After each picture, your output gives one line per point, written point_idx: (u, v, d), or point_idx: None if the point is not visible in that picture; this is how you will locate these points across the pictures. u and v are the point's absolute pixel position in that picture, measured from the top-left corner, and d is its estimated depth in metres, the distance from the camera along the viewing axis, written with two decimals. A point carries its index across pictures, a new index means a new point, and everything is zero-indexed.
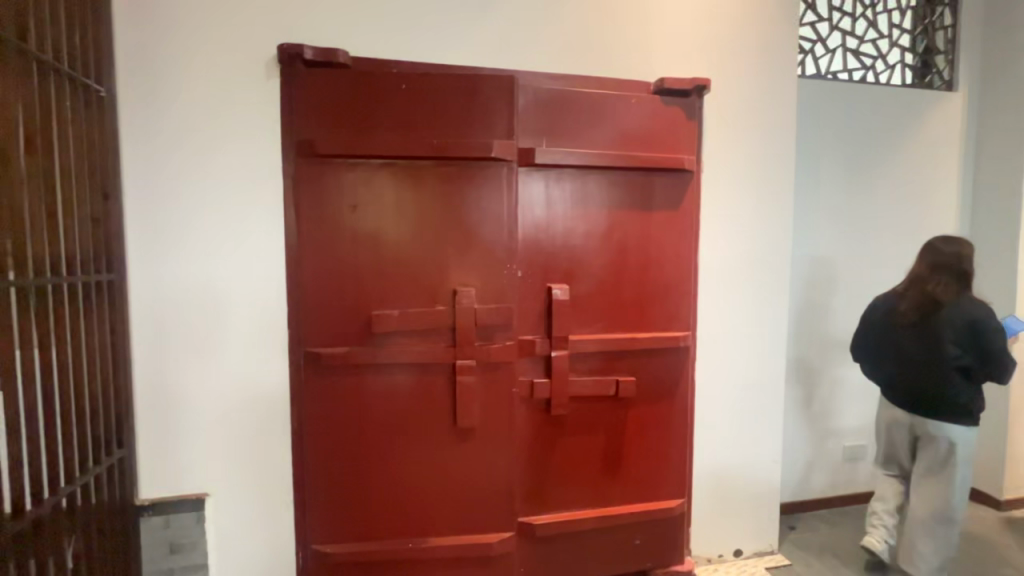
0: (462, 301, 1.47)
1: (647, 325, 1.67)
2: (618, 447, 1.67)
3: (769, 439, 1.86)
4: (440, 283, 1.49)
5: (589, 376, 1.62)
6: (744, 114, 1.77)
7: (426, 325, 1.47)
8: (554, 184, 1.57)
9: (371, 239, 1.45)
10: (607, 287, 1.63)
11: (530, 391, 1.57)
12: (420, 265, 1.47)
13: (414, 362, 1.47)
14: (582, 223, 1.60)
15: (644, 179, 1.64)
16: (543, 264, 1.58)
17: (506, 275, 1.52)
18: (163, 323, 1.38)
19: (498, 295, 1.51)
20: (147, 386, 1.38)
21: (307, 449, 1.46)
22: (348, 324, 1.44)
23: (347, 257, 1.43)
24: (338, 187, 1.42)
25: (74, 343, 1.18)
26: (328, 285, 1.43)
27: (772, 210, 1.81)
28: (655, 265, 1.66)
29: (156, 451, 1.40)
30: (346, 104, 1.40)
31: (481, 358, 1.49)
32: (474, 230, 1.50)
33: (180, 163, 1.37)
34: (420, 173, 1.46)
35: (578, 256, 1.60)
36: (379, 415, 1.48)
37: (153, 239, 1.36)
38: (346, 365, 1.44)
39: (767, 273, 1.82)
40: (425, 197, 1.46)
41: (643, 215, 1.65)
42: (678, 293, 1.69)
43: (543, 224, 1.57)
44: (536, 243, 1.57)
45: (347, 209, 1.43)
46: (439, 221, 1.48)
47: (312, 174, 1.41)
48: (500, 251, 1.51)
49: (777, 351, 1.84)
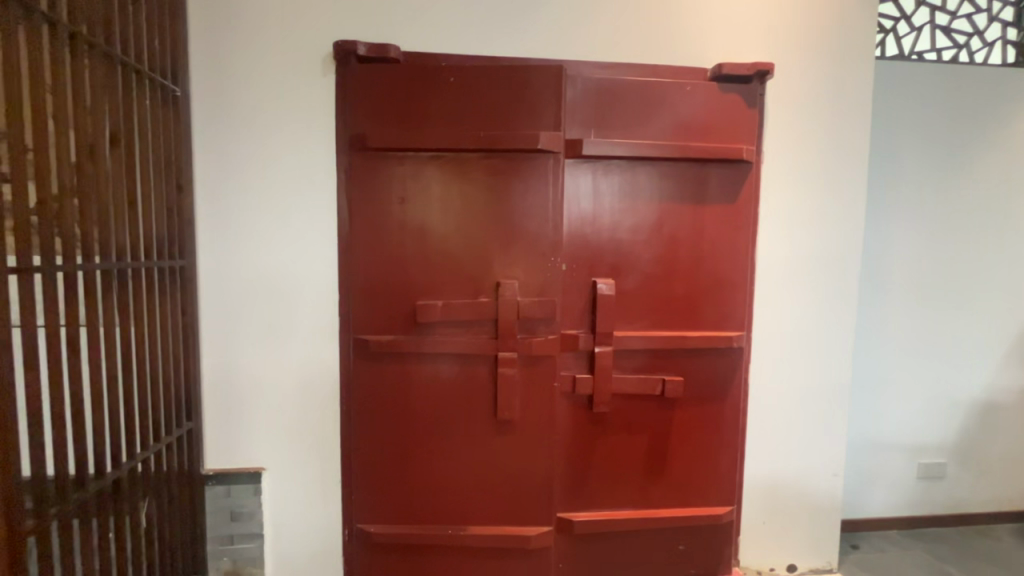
0: (505, 295, 1.47)
1: (697, 323, 1.60)
2: (662, 448, 1.62)
3: (829, 451, 1.73)
4: (484, 275, 1.49)
5: (633, 374, 1.57)
6: (810, 101, 1.64)
7: (469, 316, 1.48)
8: (602, 176, 1.54)
9: (419, 231, 1.48)
10: (654, 283, 1.58)
11: (572, 386, 1.54)
12: (465, 257, 1.49)
13: (456, 352, 1.48)
14: (630, 217, 1.56)
15: (697, 171, 1.57)
16: (590, 258, 1.55)
17: (550, 268, 1.50)
18: (228, 307, 1.48)
19: (542, 288, 1.50)
20: (212, 367, 1.49)
21: (354, 431, 1.52)
22: (395, 313, 1.49)
23: (396, 248, 1.48)
24: (388, 181, 1.46)
25: (145, 326, 1.28)
26: (378, 275, 1.48)
27: (841, 203, 1.67)
28: (708, 261, 1.59)
29: (219, 427, 1.51)
30: (396, 99, 1.44)
31: (523, 351, 1.48)
32: (520, 224, 1.49)
33: (245, 158, 1.45)
34: (466, 166, 1.47)
35: (626, 251, 1.56)
36: (423, 403, 1.51)
37: (221, 231, 1.46)
38: (393, 352, 1.49)
39: (833, 270, 1.68)
40: (471, 190, 1.48)
41: (695, 208, 1.58)
42: (730, 291, 1.61)
43: (591, 217, 1.54)
44: (582, 237, 1.54)
45: (396, 201, 1.47)
46: (485, 213, 1.48)
47: (364, 168, 1.46)
48: (545, 245, 1.50)
49: (843, 357, 1.71)
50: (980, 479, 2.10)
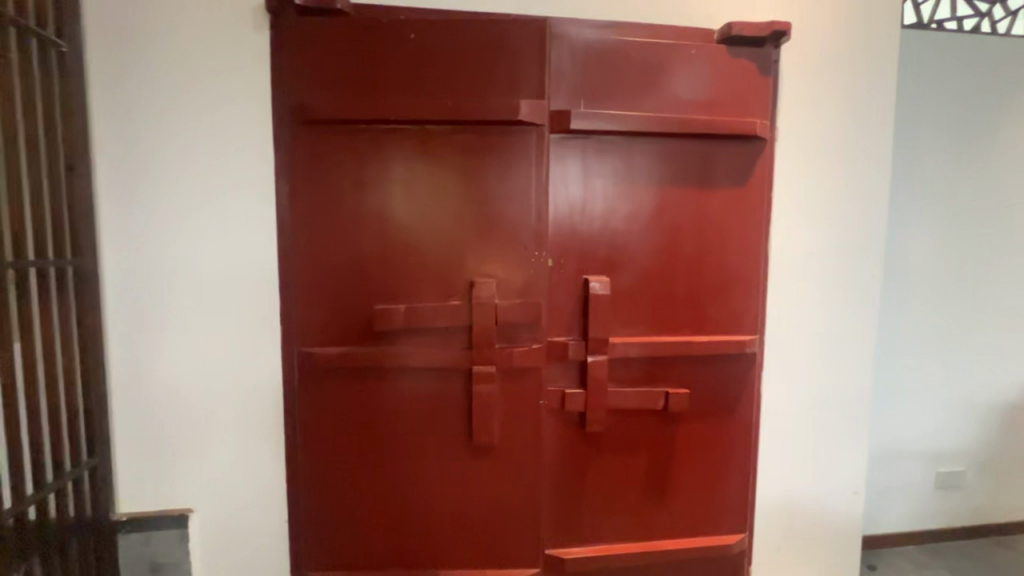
0: (479, 297, 1.22)
1: (704, 326, 1.39)
2: (665, 471, 1.40)
3: (849, 467, 1.54)
4: (456, 273, 1.25)
5: (632, 386, 1.35)
6: (827, 70, 1.44)
7: (438, 323, 1.23)
8: (593, 155, 1.30)
9: (376, 221, 1.23)
10: (655, 281, 1.36)
11: (561, 404, 1.31)
12: (432, 251, 1.24)
13: (423, 366, 1.24)
14: (626, 203, 1.33)
15: (703, 149, 1.35)
16: (580, 252, 1.31)
17: (533, 265, 1.27)
18: (139, 317, 1.21)
19: (524, 289, 1.26)
20: (121, 391, 1.22)
21: (303, 461, 1.28)
22: (348, 320, 1.24)
23: (349, 242, 1.23)
24: (337, 161, 1.21)
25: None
26: (328, 274, 1.23)
27: (861, 186, 1.47)
28: (715, 254, 1.38)
29: (133, 462, 1.24)
30: (345, 62, 1.19)
31: (503, 364, 1.24)
32: (497, 212, 1.25)
33: (157, 132, 1.18)
34: (431, 142, 1.22)
35: (622, 243, 1.34)
36: (384, 426, 1.27)
37: (129, 223, 1.19)
38: (347, 368, 1.24)
39: (854, 263, 1.49)
40: (439, 172, 1.23)
41: (701, 192, 1.36)
42: (741, 288, 1.40)
43: (581, 204, 1.31)
44: (572, 227, 1.31)
45: (348, 185, 1.22)
46: (456, 200, 1.24)
47: (308, 146, 1.21)
48: (528, 237, 1.27)
49: (864, 361, 1.52)
50: (999, 487, 1.94)
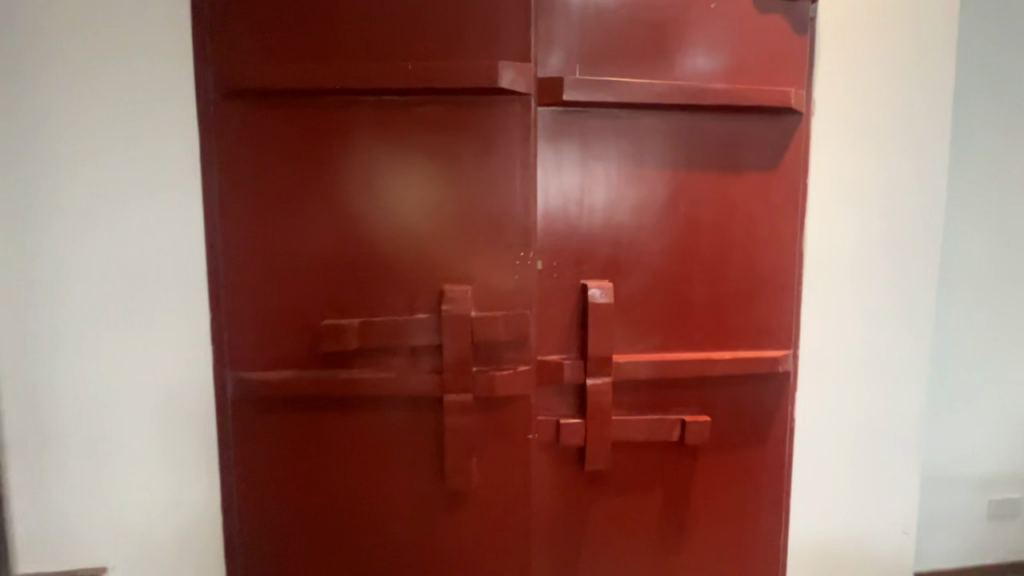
0: (450, 309, 0.99)
1: (727, 339, 1.15)
2: (681, 513, 1.17)
3: (898, 502, 1.30)
4: (423, 279, 1.01)
5: (641, 414, 1.12)
6: (876, 28, 1.19)
7: (400, 341, 0.99)
8: (592, 133, 1.07)
9: (325, 216, 1.00)
10: (668, 286, 1.12)
11: (555, 437, 1.08)
12: (394, 252, 1.00)
13: (383, 395, 1.00)
14: (632, 192, 1.10)
15: (725, 126, 1.11)
16: (577, 252, 1.08)
17: (518, 269, 1.03)
18: (35, 336, 0.99)
19: (506, 299, 1.03)
20: (16, 427, 1.00)
21: (241, 509, 1.05)
22: (290, 338, 1.01)
23: (292, 243, 1.00)
24: (275, 142, 0.98)
25: None
26: (267, 282, 1.00)
27: (916, 169, 1.23)
28: (740, 253, 1.15)
29: (32, 514, 1.02)
30: (282, 18, 0.96)
31: (482, 391, 1.00)
32: (473, 204, 1.01)
33: (52, 111, 0.96)
34: (391, 117, 0.98)
35: (627, 242, 1.10)
36: (339, 467, 1.04)
37: (20, 223, 0.97)
38: (290, 397, 1.01)
39: (906, 262, 1.24)
40: (401, 154, 0.99)
41: (722, 178, 1.12)
42: (771, 294, 1.16)
43: (578, 193, 1.07)
44: (566, 222, 1.07)
45: (289, 172, 0.99)
46: (424, 189, 1.00)
47: (238, 124, 0.97)
48: (511, 235, 1.03)
49: (916, 376, 1.27)
50: None
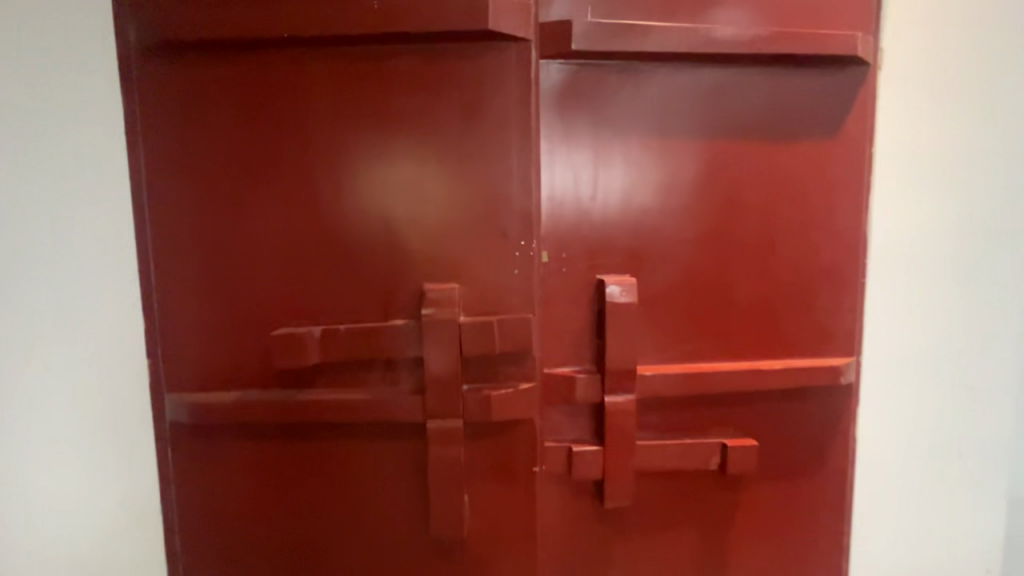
0: (433, 314, 0.79)
1: (776, 346, 0.94)
2: (722, 556, 0.97)
3: (988, 540, 1.07)
4: (399, 278, 0.81)
5: (672, 438, 0.91)
6: None
7: (370, 355, 0.80)
8: (607, 95, 0.86)
9: (277, 200, 0.80)
10: (702, 282, 0.92)
11: (567, 468, 0.88)
12: (363, 245, 0.81)
13: (352, 421, 0.81)
14: (657, 167, 0.89)
15: (770, 84, 0.90)
16: (590, 242, 0.88)
17: (518, 262, 0.83)
18: None
19: (503, 301, 0.83)
20: None
21: (189, 561, 0.86)
22: (238, 351, 0.81)
23: (238, 234, 0.80)
24: (215, 108, 0.79)
25: None
26: (207, 284, 0.81)
27: (1005, 133, 0.99)
28: (790, 241, 0.94)
29: None
30: None
31: (475, 414, 0.81)
32: (462, 183, 0.81)
33: None
34: (357, 78, 0.79)
35: (652, 228, 0.90)
36: (302, 508, 0.85)
37: None
38: (240, 423, 0.82)
39: (993, 248, 1.01)
40: (370, 122, 0.80)
41: (769, 147, 0.92)
42: (827, 291, 0.95)
43: (591, 169, 0.88)
44: (578, 204, 0.87)
45: (233, 146, 0.80)
46: (400, 165, 0.81)
47: (169, 88, 0.79)
48: (509, 220, 0.82)
49: (1007, 385, 1.04)
50: None
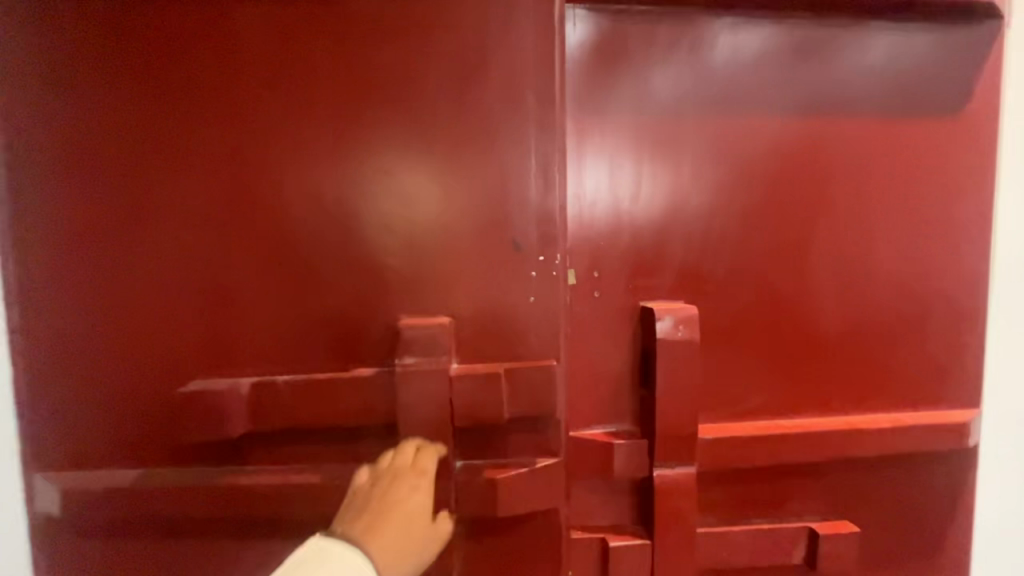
0: (412, 363, 0.55)
1: (876, 396, 0.71)
2: None
3: None
4: (366, 309, 0.57)
5: (742, 522, 0.68)
6: None
7: (324, 419, 0.56)
8: (654, 59, 0.64)
9: (193, 199, 0.56)
10: (780, 312, 0.68)
11: (602, 569, 0.64)
12: (316, 261, 0.57)
13: (299, 513, 0.56)
14: (720, 156, 0.66)
15: (869, 45, 0.67)
16: (630, 258, 0.65)
17: (535, 286, 0.58)
18: None
19: (513, 341, 0.58)
20: None
21: None
22: (132, 415, 0.57)
23: (134, 246, 0.56)
24: (98, 70, 0.55)
25: None
26: (92, 319, 0.57)
27: None
28: (896, 255, 0.70)
29: None
30: None
31: (474, 503, 0.57)
32: (457, 176, 0.58)
33: None
34: (306, 26, 0.56)
35: (714, 239, 0.67)
36: None
37: None
38: (136, 520, 0.57)
39: None
40: (325, 89, 0.56)
41: (865, 130, 0.69)
42: (945, 321, 0.71)
43: (633, 158, 0.65)
44: (614, 206, 0.65)
45: (128, 122, 0.55)
46: (370, 150, 0.57)
47: (31, 35, 0.54)
48: (522, 227, 0.58)
49: None
50: None
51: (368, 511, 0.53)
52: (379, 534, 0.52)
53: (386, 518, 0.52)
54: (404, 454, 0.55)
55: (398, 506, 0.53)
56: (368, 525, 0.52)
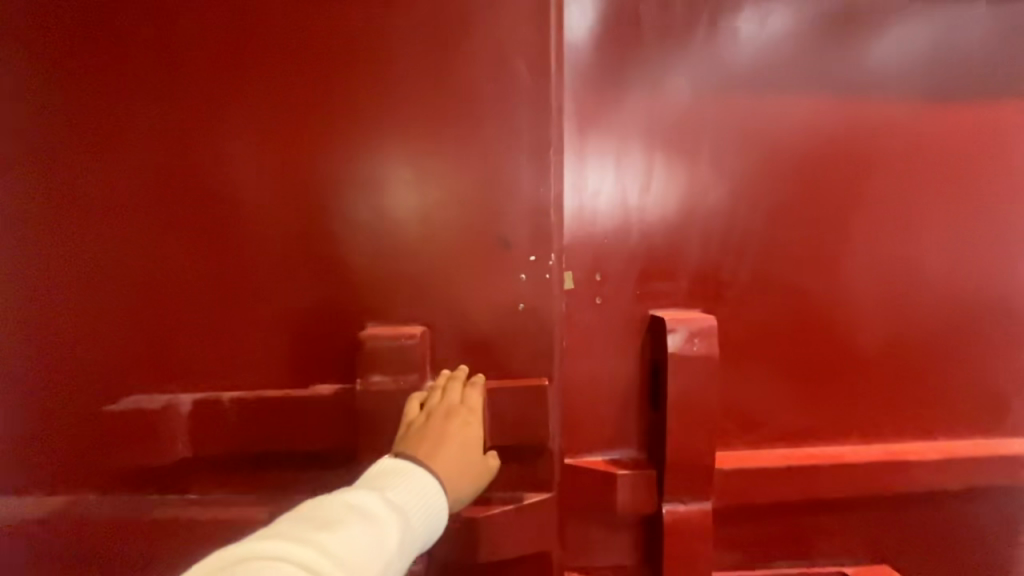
0: (378, 382, 0.48)
1: (922, 421, 0.61)
2: None
3: None
4: (327, 315, 0.49)
5: (764, 564, 0.59)
6: None
7: (278, 440, 0.49)
8: (670, 31, 0.55)
9: (131, 189, 0.48)
10: (812, 324, 0.59)
11: None
12: (269, 258, 0.49)
13: None
14: (744, 144, 0.57)
15: (915, 18, 0.59)
16: (638, 260, 0.56)
17: (525, 291, 0.50)
18: None
19: (500, 355, 0.50)
20: None
21: None
22: (57, 439, 0.49)
23: (61, 241, 0.49)
24: (19, 37, 0.47)
25: None
26: (12, 325, 0.49)
27: None
28: (948, 260, 0.61)
29: None
30: None
31: (453, 545, 0.49)
32: (437, 159, 0.49)
33: None
34: None
35: (737, 240, 0.58)
36: None
37: None
38: (62, 558, 0.50)
39: None
40: (281, 58, 0.48)
41: (914, 115, 0.59)
42: (1005, 336, 0.62)
43: (643, 145, 0.56)
44: (622, 200, 0.56)
45: (57, 100, 0.48)
46: (335, 131, 0.49)
47: None
48: (512, 221, 0.50)
49: None
50: None
51: (426, 438, 0.44)
52: (443, 461, 0.44)
53: (448, 444, 0.44)
54: (454, 382, 0.48)
55: (460, 431, 0.45)
56: (430, 450, 0.44)
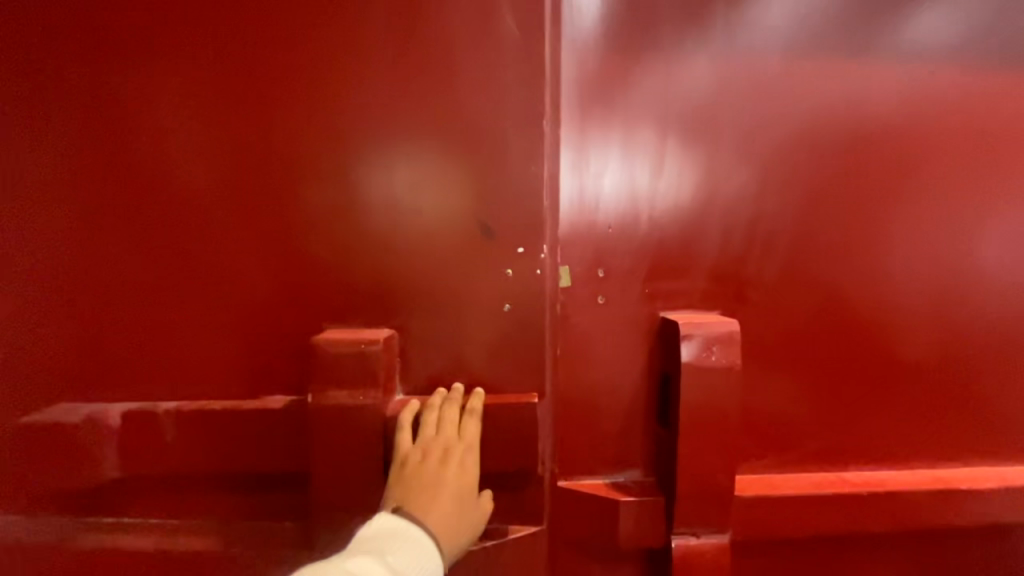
0: (337, 394, 0.40)
1: (976, 444, 0.53)
2: None
3: None
4: (285, 316, 0.43)
5: None
6: None
7: (224, 458, 0.43)
8: None
9: (66, 168, 0.43)
10: (850, 330, 0.51)
11: None
12: (220, 250, 0.43)
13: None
14: (774, 119, 0.49)
15: None
16: (647, 255, 0.49)
17: (512, 291, 0.43)
18: None
19: (483, 363, 0.44)
20: None
21: None
22: None
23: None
24: None
25: None
26: None
27: None
28: (1012, 257, 0.52)
29: None
30: None
31: None
32: (409, 135, 0.42)
33: None
34: None
35: (765, 231, 0.50)
36: None
37: None
38: None
39: None
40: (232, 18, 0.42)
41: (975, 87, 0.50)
42: None
43: (656, 120, 0.48)
44: (629, 185, 0.48)
45: None
46: (293, 102, 0.42)
47: None
48: (497, 209, 0.42)
49: None
50: None
51: (422, 489, 0.39)
52: (438, 515, 0.39)
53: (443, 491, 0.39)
54: (450, 411, 0.41)
55: (455, 477, 0.40)
56: (426, 502, 0.39)
